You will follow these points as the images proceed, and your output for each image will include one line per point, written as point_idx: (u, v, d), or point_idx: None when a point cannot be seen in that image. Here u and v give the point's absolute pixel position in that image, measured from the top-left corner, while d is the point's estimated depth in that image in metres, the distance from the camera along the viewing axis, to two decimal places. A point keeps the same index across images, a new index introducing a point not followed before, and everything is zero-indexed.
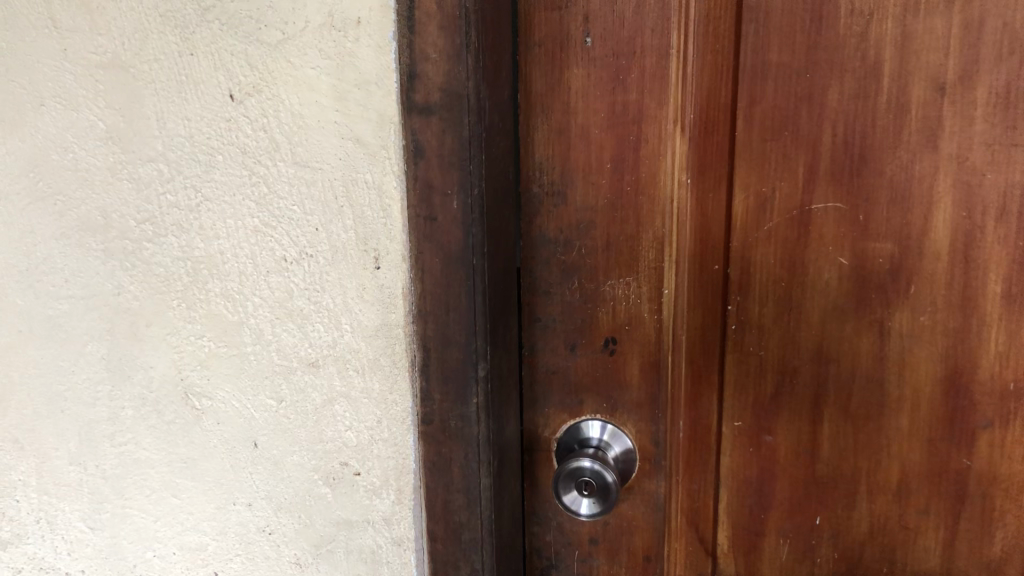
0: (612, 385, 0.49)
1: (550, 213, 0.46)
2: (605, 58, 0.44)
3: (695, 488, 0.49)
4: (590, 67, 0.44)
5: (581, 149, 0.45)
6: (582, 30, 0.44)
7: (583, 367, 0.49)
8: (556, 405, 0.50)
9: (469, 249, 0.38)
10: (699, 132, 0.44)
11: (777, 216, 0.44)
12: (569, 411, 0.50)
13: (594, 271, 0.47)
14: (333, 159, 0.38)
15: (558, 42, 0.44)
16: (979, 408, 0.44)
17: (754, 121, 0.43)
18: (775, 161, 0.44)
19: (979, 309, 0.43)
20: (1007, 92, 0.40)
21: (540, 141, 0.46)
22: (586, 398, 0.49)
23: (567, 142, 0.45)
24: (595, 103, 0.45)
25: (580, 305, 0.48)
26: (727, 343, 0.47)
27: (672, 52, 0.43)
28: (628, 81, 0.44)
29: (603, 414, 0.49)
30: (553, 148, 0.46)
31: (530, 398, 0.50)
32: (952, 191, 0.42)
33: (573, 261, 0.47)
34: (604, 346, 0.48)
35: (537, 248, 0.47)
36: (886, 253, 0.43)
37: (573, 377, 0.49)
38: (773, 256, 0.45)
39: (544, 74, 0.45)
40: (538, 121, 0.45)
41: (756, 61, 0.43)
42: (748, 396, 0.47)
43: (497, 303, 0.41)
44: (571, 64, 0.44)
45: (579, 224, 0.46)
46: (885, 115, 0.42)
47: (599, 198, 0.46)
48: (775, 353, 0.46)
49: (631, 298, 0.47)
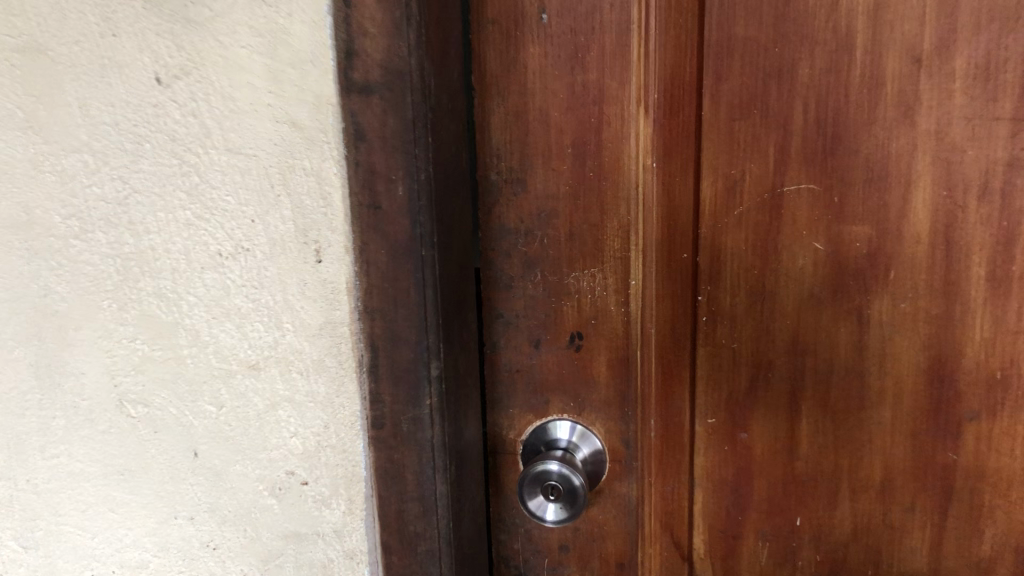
0: (579, 383, 0.46)
1: (509, 201, 0.44)
2: (562, 36, 0.42)
3: (669, 489, 0.46)
4: (546, 45, 0.42)
5: (540, 133, 0.43)
6: (538, 5, 0.41)
7: (548, 364, 0.46)
8: (521, 405, 0.47)
9: (418, 237, 0.36)
10: (664, 114, 0.41)
11: (748, 200, 0.42)
12: (535, 411, 0.47)
13: (557, 262, 0.45)
14: (268, 145, 0.36)
15: (512, 19, 0.42)
16: (965, 399, 0.42)
17: (721, 99, 0.41)
18: (744, 141, 0.41)
19: (963, 293, 0.41)
20: (986, 62, 0.38)
21: (496, 125, 0.43)
22: (553, 398, 0.47)
23: (525, 126, 0.43)
24: (553, 83, 0.42)
25: (543, 299, 0.45)
26: (699, 335, 0.44)
27: (633, 27, 0.41)
28: (587, 59, 0.42)
29: (570, 414, 0.47)
30: (509, 133, 0.43)
31: (492, 399, 0.47)
32: (931, 168, 0.40)
33: (535, 252, 0.45)
34: (570, 342, 0.46)
35: (498, 240, 0.45)
36: (863, 237, 0.41)
37: (538, 376, 0.47)
38: (745, 242, 0.42)
39: (499, 53, 0.42)
40: (493, 103, 0.43)
41: (721, 36, 0.40)
42: (722, 391, 0.45)
43: (453, 301, 0.39)
44: (527, 42, 0.42)
45: (539, 213, 0.44)
46: (858, 89, 0.40)
47: (560, 185, 0.44)
48: (748, 345, 0.44)
49: (597, 291, 0.45)
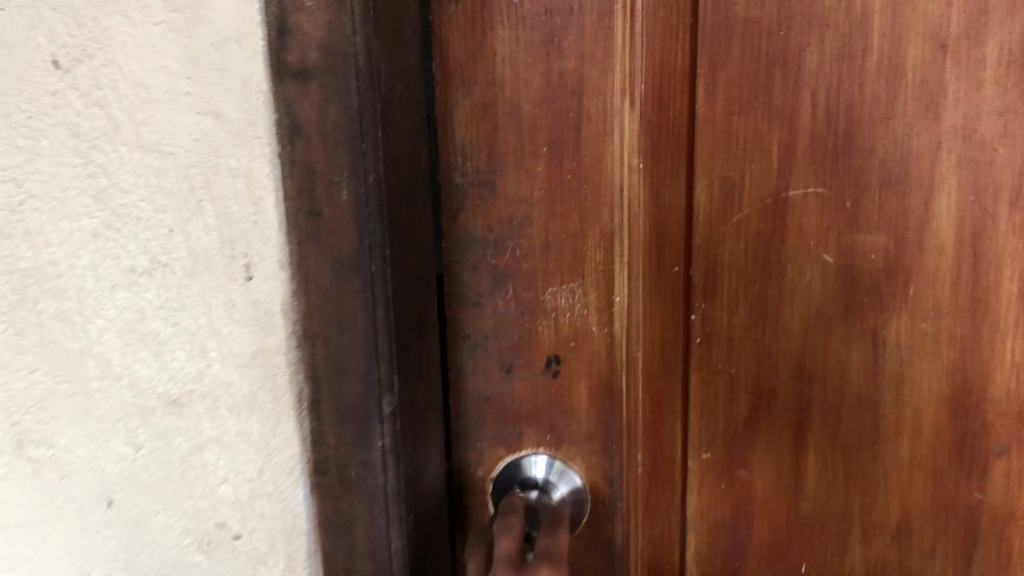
0: (556, 413, 0.41)
1: (476, 208, 0.39)
2: (536, 18, 0.36)
3: (658, 532, 0.41)
4: (518, 29, 0.37)
5: (511, 129, 0.38)
6: None
7: (521, 393, 0.41)
8: (491, 439, 0.41)
9: (366, 250, 0.30)
10: (652, 107, 0.36)
11: (748, 206, 0.37)
12: (506, 445, 0.41)
13: (531, 277, 0.39)
14: (187, 140, 0.30)
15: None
16: (993, 431, 0.37)
17: (718, 90, 0.36)
18: (744, 139, 0.36)
19: (991, 312, 0.36)
20: (1021, 49, 0.33)
21: (460, 120, 0.38)
22: (526, 430, 0.41)
23: (493, 121, 0.38)
24: (526, 73, 0.37)
25: (515, 318, 0.40)
26: (692, 359, 0.39)
27: (617, 9, 0.36)
28: (564, 45, 0.36)
29: (547, 448, 0.41)
30: (476, 130, 0.38)
31: (459, 432, 0.41)
32: (957, 170, 0.35)
33: (506, 265, 0.39)
34: (546, 367, 0.40)
35: (464, 252, 0.39)
36: (879, 248, 0.36)
37: (510, 404, 0.41)
38: (744, 253, 0.37)
39: (464, 37, 0.37)
40: (458, 95, 0.37)
41: (717, 18, 0.35)
42: (718, 422, 0.40)
43: (411, 324, 0.33)
44: (495, 25, 0.37)
45: (511, 220, 0.39)
46: (874, 79, 0.35)
47: (534, 190, 0.38)
48: (748, 371, 0.39)
49: (577, 309, 0.39)
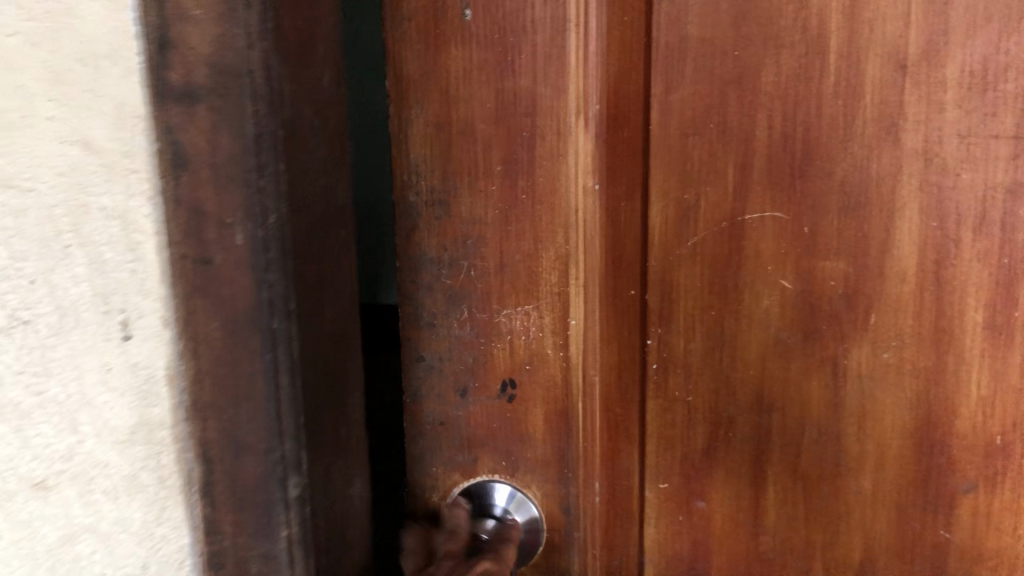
0: (511, 438, 0.40)
1: (433, 227, 0.38)
2: (489, 37, 0.35)
3: (615, 564, 0.40)
4: (473, 48, 0.36)
5: (466, 149, 0.37)
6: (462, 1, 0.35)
7: (477, 416, 0.40)
8: (445, 463, 0.40)
9: (267, 305, 0.27)
10: (606, 128, 0.35)
11: (703, 229, 0.36)
12: (463, 471, 0.40)
13: (485, 299, 0.38)
14: (50, 176, 0.26)
15: (434, 18, 0.36)
16: (960, 468, 0.36)
17: (672, 111, 0.35)
18: (700, 160, 0.35)
19: (956, 344, 0.34)
20: (984, 69, 0.32)
21: (417, 139, 0.37)
22: (482, 454, 0.40)
23: (450, 142, 0.37)
24: (481, 91, 0.36)
25: (472, 340, 0.39)
26: (649, 386, 0.38)
27: (571, 26, 0.35)
28: (518, 64, 0.35)
29: (504, 472, 0.40)
30: (432, 149, 0.37)
31: (412, 455, 0.41)
32: (919, 195, 0.33)
33: (461, 287, 0.38)
34: (501, 390, 0.39)
35: (418, 274, 0.39)
36: (839, 274, 0.35)
37: (465, 429, 0.40)
38: (700, 278, 0.36)
39: (418, 54, 0.36)
40: (414, 113, 0.37)
41: (672, 38, 0.34)
42: (676, 451, 0.38)
43: (325, 381, 0.30)
44: (449, 44, 0.36)
45: (467, 241, 0.38)
46: (831, 102, 0.33)
47: (489, 210, 0.37)
48: (705, 400, 0.37)
49: (532, 331, 0.38)
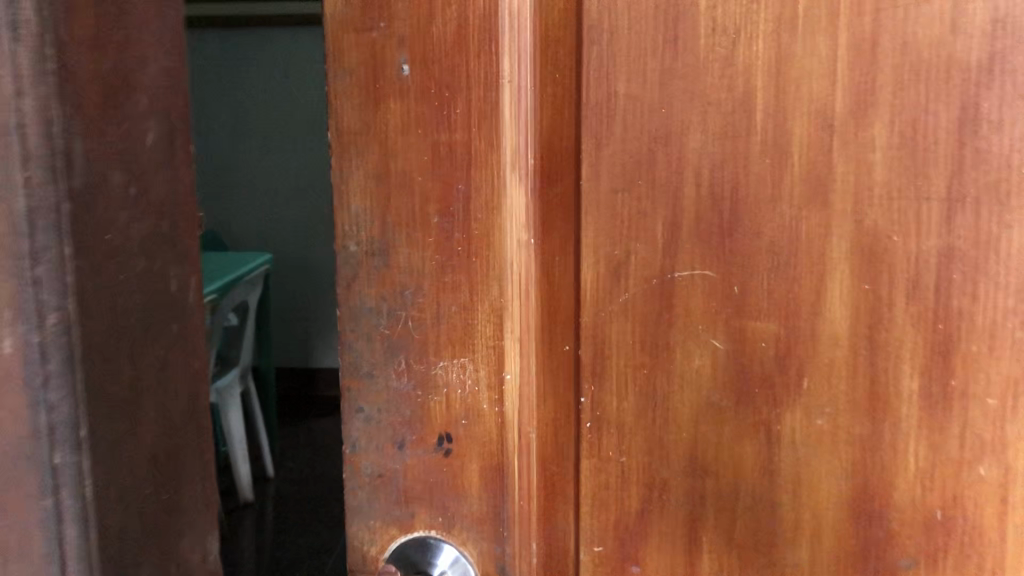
0: (447, 494, 0.39)
1: (370, 276, 0.38)
2: (426, 88, 0.36)
3: None
4: (408, 100, 0.36)
5: (404, 198, 0.37)
6: (399, 52, 0.36)
7: (414, 469, 0.39)
8: (380, 517, 0.40)
9: (47, 436, 0.22)
10: (541, 185, 0.35)
11: (634, 286, 0.35)
12: (399, 525, 0.40)
13: (422, 350, 0.38)
14: None
15: (373, 69, 0.36)
16: (900, 542, 0.34)
17: (601, 167, 0.35)
18: (629, 217, 0.35)
19: (891, 411, 0.33)
20: (914, 129, 0.31)
21: (355, 188, 0.37)
22: (418, 510, 0.39)
23: (387, 191, 0.37)
24: (417, 143, 0.36)
25: (409, 392, 0.39)
26: (583, 445, 0.37)
27: (504, 80, 0.35)
28: (453, 116, 0.36)
29: (439, 529, 0.39)
30: (370, 198, 0.37)
31: (350, 508, 0.40)
32: (849, 257, 0.33)
33: (399, 337, 0.38)
34: (438, 444, 0.39)
35: (356, 322, 0.38)
36: (769, 335, 0.34)
37: (402, 481, 0.39)
38: (630, 335, 0.36)
39: (355, 109, 0.37)
40: (352, 162, 0.37)
41: (601, 93, 0.35)
42: (610, 514, 0.38)
43: (148, 487, 0.25)
44: (387, 94, 0.36)
45: (403, 291, 0.38)
46: (757, 160, 0.33)
47: (425, 261, 0.37)
48: (637, 461, 0.37)
49: (467, 384, 0.38)
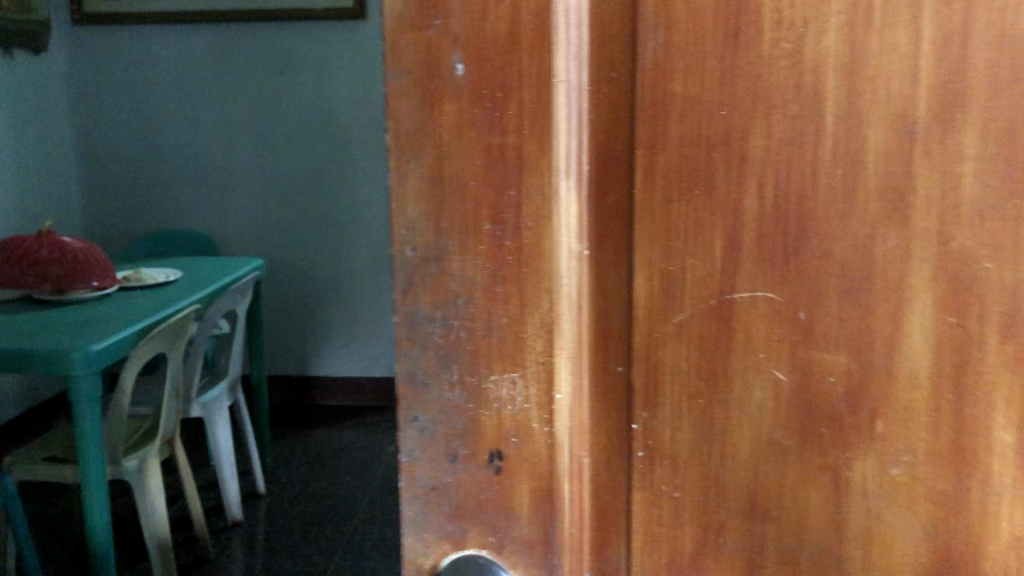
0: (497, 514, 0.35)
1: (419, 279, 0.34)
2: (483, 81, 0.32)
3: None
4: (458, 95, 0.32)
5: (454, 199, 0.33)
6: (451, 44, 0.32)
7: (464, 486, 0.35)
8: (433, 531, 0.36)
9: None
10: (588, 188, 0.32)
11: (689, 305, 0.32)
12: (451, 539, 0.36)
13: (473, 361, 0.34)
14: None
15: (426, 59, 0.32)
16: None
17: (653, 175, 0.32)
18: (685, 229, 0.32)
19: (980, 467, 0.29)
20: (1010, 134, 0.27)
21: (404, 186, 0.33)
22: (470, 528, 0.36)
23: (439, 191, 0.33)
24: (468, 143, 0.32)
25: (460, 405, 0.35)
26: (632, 473, 0.35)
27: (557, 75, 0.31)
28: (505, 115, 0.32)
29: (490, 547, 0.36)
30: (421, 198, 0.33)
31: (403, 518, 0.36)
32: (937, 284, 0.29)
33: (451, 347, 0.34)
34: (488, 463, 0.35)
35: (404, 327, 0.35)
36: (838, 369, 0.30)
37: (453, 496, 0.36)
38: (684, 359, 0.33)
39: (408, 103, 0.33)
40: (401, 160, 0.33)
41: (656, 91, 0.31)
42: (659, 548, 0.35)
43: None
44: (439, 85, 0.32)
45: (454, 299, 0.34)
46: (828, 170, 0.29)
47: (473, 267, 0.33)
48: (691, 493, 0.34)
49: (518, 403, 0.34)
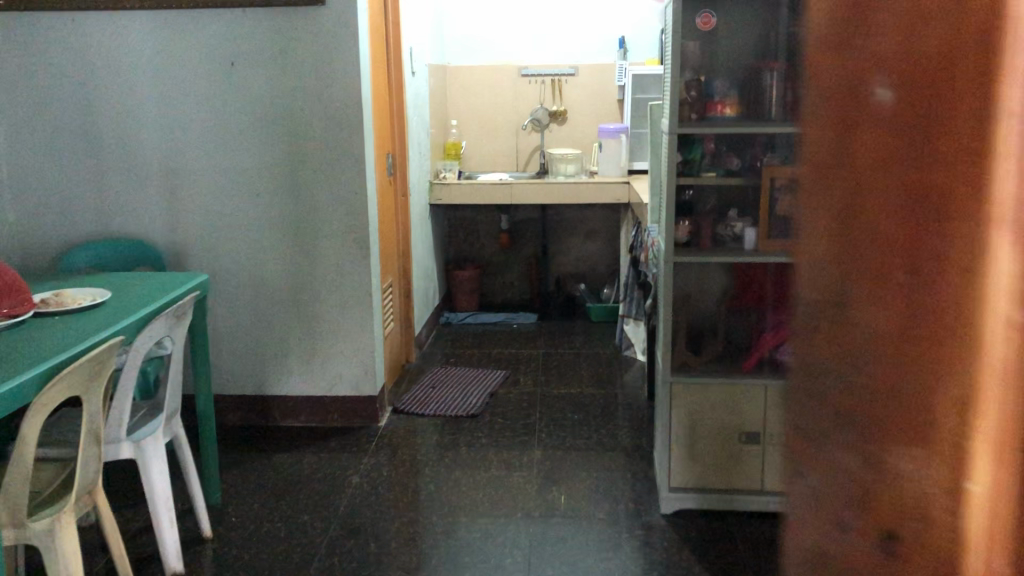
0: (860, 401, 0.48)
1: (807, 224, 0.49)
2: (896, 90, 0.44)
3: (907, 526, 0.48)
4: (871, 112, 0.45)
5: (859, 156, 0.45)
6: (869, 72, 0.45)
7: (839, 391, 0.48)
8: (813, 415, 0.50)
9: None
10: (938, 172, 0.44)
11: (995, 262, 0.43)
12: (831, 421, 0.49)
13: (840, 283, 0.47)
14: None
15: (842, 81, 0.46)
16: None
17: (987, 173, 0.43)
18: (975, 202, 0.43)
19: None
20: None
21: (807, 182, 0.49)
22: (839, 417, 0.49)
23: (840, 168, 0.46)
24: (863, 135, 0.45)
25: (814, 305, 0.49)
26: (960, 394, 0.45)
27: (896, 80, 0.44)
28: (914, 109, 0.44)
29: (852, 439, 0.49)
30: (812, 195, 0.49)
31: (802, 422, 0.51)
32: None
33: (815, 281, 0.49)
34: (848, 373, 0.48)
35: (807, 270, 0.49)
36: None
37: (836, 396, 0.48)
38: (994, 309, 0.44)
39: (834, 129, 0.46)
40: (806, 157, 0.49)
41: (977, 98, 0.43)
42: (955, 454, 0.46)
43: None
44: (857, 90, 0.46)
45: (820, 266, 0.49)
46: None
47: (824, 216, 0.48)
48: (979, 396, 0.45)
49: (871, 326, 0.46)
